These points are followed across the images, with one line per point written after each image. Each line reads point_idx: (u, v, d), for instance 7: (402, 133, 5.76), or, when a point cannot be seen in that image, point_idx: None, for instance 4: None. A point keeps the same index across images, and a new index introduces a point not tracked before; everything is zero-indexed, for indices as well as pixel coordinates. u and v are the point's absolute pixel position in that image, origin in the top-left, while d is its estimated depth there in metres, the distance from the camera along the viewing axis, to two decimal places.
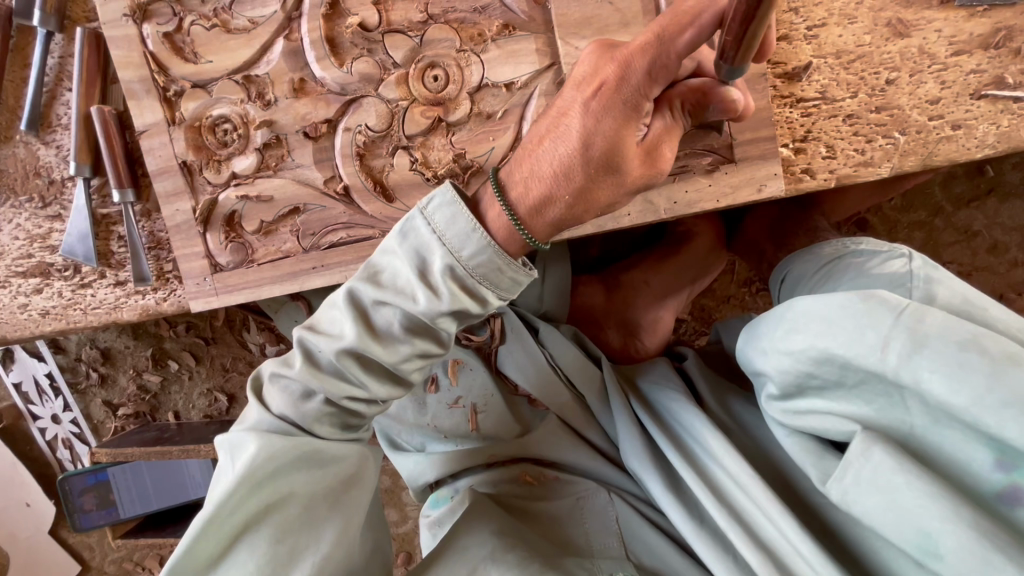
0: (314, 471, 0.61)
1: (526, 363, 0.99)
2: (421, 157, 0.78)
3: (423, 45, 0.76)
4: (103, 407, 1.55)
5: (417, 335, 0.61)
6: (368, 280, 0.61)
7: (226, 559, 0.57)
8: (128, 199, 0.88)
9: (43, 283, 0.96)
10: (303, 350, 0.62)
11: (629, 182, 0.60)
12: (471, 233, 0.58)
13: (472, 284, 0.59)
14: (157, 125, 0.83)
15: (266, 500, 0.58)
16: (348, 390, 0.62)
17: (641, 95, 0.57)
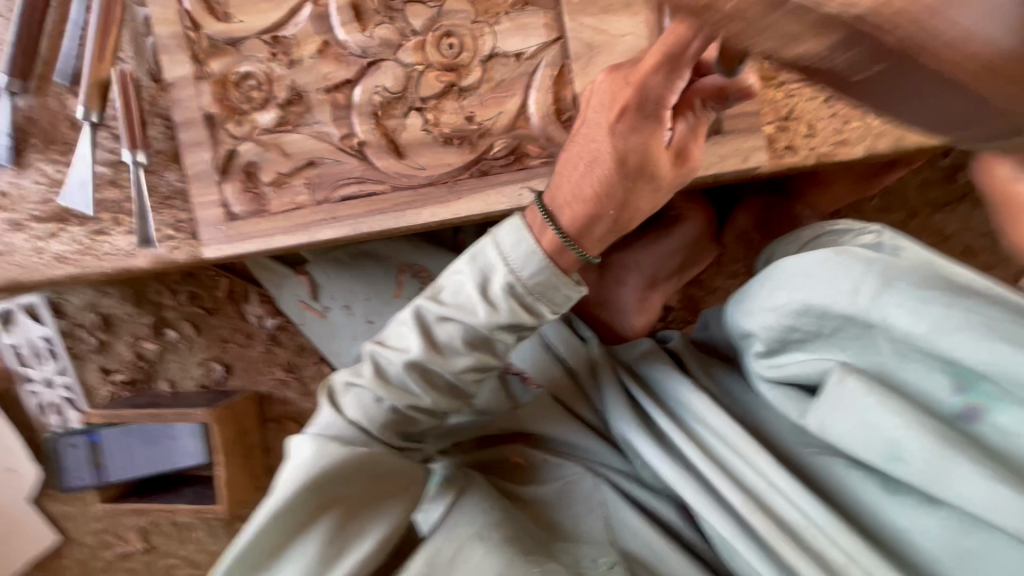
0: (369, 479, 0.68)
1: (523, 357, 1.05)
2: (433, 119, 0.84)
3: (440, 15, 0.82)
4: (97, 373, 1.57)
5: (477, 348, 0.71)
6: (434, 300, 0.72)
7: (281, 553, 0.64)
8: (142, 163, 0.93)
9: (60, 228, 1.00)
10: (374, 364, 0.73)
11: (664, 185, 0.70)
12: (529, 256, 0.68)
13: (528, 300, 0.69)
14: (186, 79, 0.88)
15: (322, 505, 0.65)
16: (413, 399, 0.72)
17: (657, 108, 0.65)
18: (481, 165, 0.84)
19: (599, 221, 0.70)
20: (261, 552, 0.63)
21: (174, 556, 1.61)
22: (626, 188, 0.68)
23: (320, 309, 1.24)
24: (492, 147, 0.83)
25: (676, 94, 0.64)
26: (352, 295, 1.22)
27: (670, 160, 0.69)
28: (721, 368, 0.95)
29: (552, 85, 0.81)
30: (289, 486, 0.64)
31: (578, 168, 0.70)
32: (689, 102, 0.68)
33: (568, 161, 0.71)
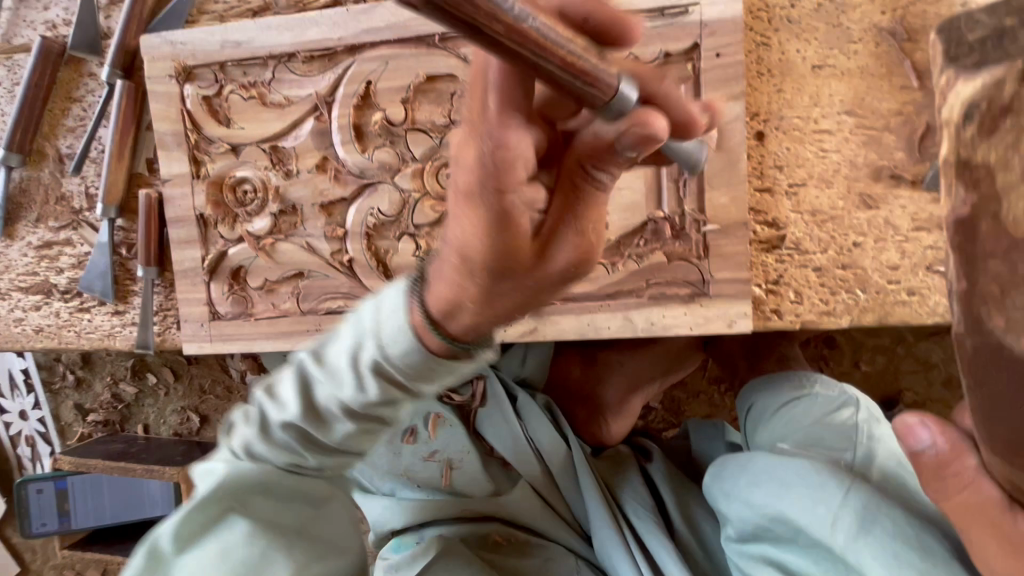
0: (293, 497, 0.57)
1: (509, 442, 1.04)
2: (425, 245, 0.84)
3: (441, 145, 0.82)
4: (73, 410, 1.55)
5: (352, 422, 0.53)
6: (315, 352, 0.54)
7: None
8: (156, 274, 0.93)
9: (42, 301, 0.99)
10: (247, 411, 0.56)
11: (537, 295, 0.44)
12: (402, 329, 0.48)
13: (404, 383, 0.50)
14: (182, 176, 0.88)
15: (207, 562, 0.51)
16: (275, 479, 0.55)
17: (499, 184, 0.36)
18: None
19: (463, 314, 0.45)
20: None
21: None
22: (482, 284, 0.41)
23: None
24: None
25: (520, 149, 0.35)
26: None
27: (540, 261, 0.42)
28: (686, 483, 1.09)
29: None
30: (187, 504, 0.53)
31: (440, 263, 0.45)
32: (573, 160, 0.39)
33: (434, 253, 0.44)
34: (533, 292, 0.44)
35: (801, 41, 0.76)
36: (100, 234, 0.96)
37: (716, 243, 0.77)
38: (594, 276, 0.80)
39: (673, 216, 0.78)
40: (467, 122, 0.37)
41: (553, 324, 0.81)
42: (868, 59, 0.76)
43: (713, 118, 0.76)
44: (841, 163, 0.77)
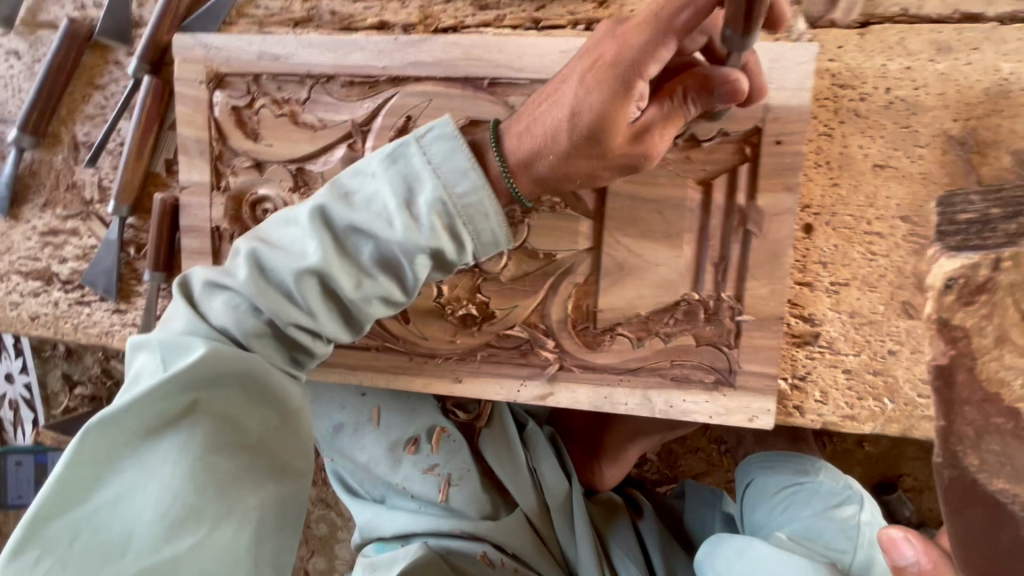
0: (258, 399, 0.63)
1: (511, 465, 1.09)
2: (447, 293, 0.81)
3: None
4: (61, 380, 1.53)
5: (383, 269, 0.65)
6: (340, 199, 0.64)
7: (143, 459, 0.57)
8: (158, 280, 0.90)
9: (42, 288, 0.95)
10: (256, 263, 0.64)
11: (610, 159, 0.63)
12: (464, 172, 0.63)
13: (454, 223, 0.63)
14: (202, 185, 0.85)
15: (176, 445, 0.57)
16: (294, 316, 0.65)
17: (634, 74, 0.57)
18: (486, 350, 0.81)
19: (542, 161, 0.64)
20: (119, 446, 0.57)
21: None
22: (596, 115, 0.59)
23: None
24: (498, 336, 0.80)
25: (658, 62, 0.57)
26: None
27: (628, 138, 0.62)
28: (676, 547, 1.08)
29: (575, 294, 0.78)
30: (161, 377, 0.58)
31: (542, 105, 0.64)
32: (670, 88, 0.62)
33: (534, 102, 0.65)
34: (610, 157, 0.63)
35: (866, 137, 0.73)
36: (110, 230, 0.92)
37: (747, 334, 0.75)
38: (618, 348, 0.78)
39: (708, 300, 0.75)
40: (610, 44, 0.59)
41: (569, 392, 0.79)
42: (932, 166, 0.72)
43: (763, 207, 0.73)
44: (889, 268, 0.74)
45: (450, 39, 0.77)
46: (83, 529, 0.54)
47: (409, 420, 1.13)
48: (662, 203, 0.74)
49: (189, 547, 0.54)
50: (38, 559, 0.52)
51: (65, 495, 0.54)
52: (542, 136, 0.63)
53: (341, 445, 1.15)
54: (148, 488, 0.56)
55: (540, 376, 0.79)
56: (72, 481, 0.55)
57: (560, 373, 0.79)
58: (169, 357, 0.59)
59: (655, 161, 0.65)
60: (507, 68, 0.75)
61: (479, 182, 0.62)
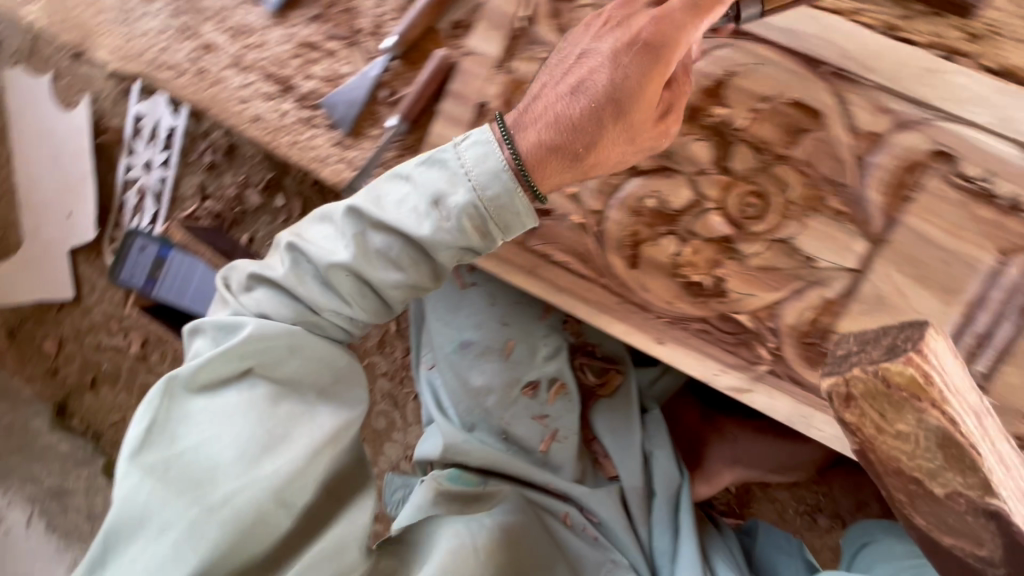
0: (308, 362, 0.79)
1: (622, 442, 1.09)
2: (687, 255, 0.79)
3: (764, 172, 0.76)
4: (194, 187, 1.55)
5: (410, 251, 0.73)
6: (373, 204, 0.73)
7: (222, 402, 0.75)
8: (399, 131, 0.89)
9: (277, 94, 0.95)
10: (294, 255, 0.77)
11: (637, 142, 0.73)
12: (495, 176, 0.69)
13: (484, 223, 0.71)
14: (487, 57, 0.83)
15: (239, 409, 0.75)
16: (331, 303, 0.77)
17: (667, 47, 0.68)
18: (701, 325, 0.79)
19: (568, 156, 0.71)
20: (197, 402, 0.75)
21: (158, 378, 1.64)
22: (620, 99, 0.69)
23: (463, 284, 1.17)
24: (722, 316, 0.79)
25: (687, 39, 0.68)
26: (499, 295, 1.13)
27: (653, 126, 0.72)
28: None
29: (817, 307, 0.76)
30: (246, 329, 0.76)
31: (559, 92, 0.72)
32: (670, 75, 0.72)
33: (545, 84, 0.73)
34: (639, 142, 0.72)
35: None
36: (369, 66, 0.91)
37: None
38: None
39: None
40: (639, 16, 0.70)
41: (767, 396, 0.78)
42: None
43: None
44: None
45: (813, 14, 0.73)
46: (176, 461, 0.71)
47: (536, 363, 1.14)
48: (954, 255, 0.71)
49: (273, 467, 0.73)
50: (141, 480, 0.70)
51: (166, 430, 0.73)
52: (574, 125, 0.70)
53: (460, 361, 1.15)
54: (229, 426, 0.74)
55: (744, 370, 0.79)
56: (164, 430, 0.73)
57: (766, 375, 0.78)
58: (224, 335, 0.77)
59: (666, 142, 0.76)
60: (856, 64, 0.72)
61: (508, 181, 0.69)
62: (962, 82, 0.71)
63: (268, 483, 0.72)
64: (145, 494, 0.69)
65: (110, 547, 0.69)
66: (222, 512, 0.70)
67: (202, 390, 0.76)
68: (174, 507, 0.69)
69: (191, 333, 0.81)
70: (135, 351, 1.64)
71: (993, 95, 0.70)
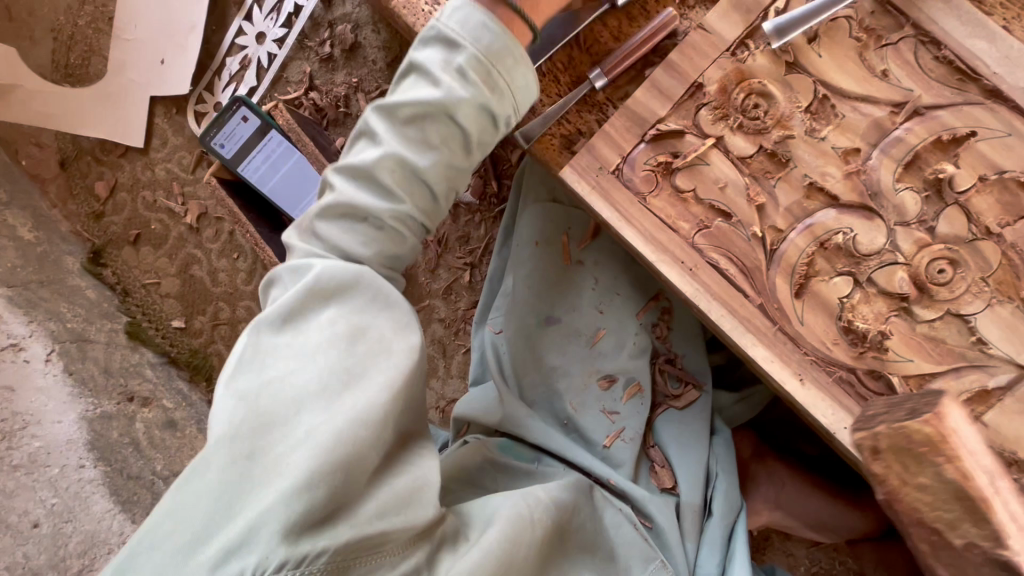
0: (379, 301, 0.73)
1: (689, 456, 1.06)
2: (856, 301, 0.76)
3: (967, 242, 0.73)
4: (303, 74, 1.48)
5: (436, 121, 0.74)
6: (385, 101, 0.75)
7: (305, 339, 0.69)
8: (596, 88, 0.84)
9: None
10: (336, 180, 0.77)
11: None
12: (480, 21, 0.72)
13: (492, 76, 0.73)
14: (719, 38, 0.78)
15: (319, 342, 0.69)
16: (374, 202, 0.74)
17: None
18: (845, 373, 0.76)
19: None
20: (276, 344, 0.70)
21: (205, 256, 1.58)
22: None
23: (571, 258, 1.12)
24: (874, 372, 0.76)
25: None
26: (610, 278, 1.11)
27: None
28: None
29: (975, 394, 0.73)
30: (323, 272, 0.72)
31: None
32: None
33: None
34: None
35: None
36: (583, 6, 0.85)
37: None
38: None
39: None
40: None
41: None
42: None
43: None
44: None
45: None
46: (259, 393, 0.65)
47: (620, 357, 1.10)
48: None
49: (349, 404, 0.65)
50: (228, 405, 0.65)
51: (251, 363, 0.68)
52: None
53: (541, 334, 1.13)
54: (311, 360, 0.67)
55: None
56: (250, 361, 0.68)
57: None
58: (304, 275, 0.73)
59: None
60: None
61: (495, 28, 0.72)
62: None
63: (349, 414, 0.64)
64: (221, 425, 0.64)
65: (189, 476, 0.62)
66: (303, 448, 0.62)
67: (282, 330, 0.71)
68: (254, 434, 0.62)
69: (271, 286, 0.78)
70: (190, 222, 1.57)
71: None
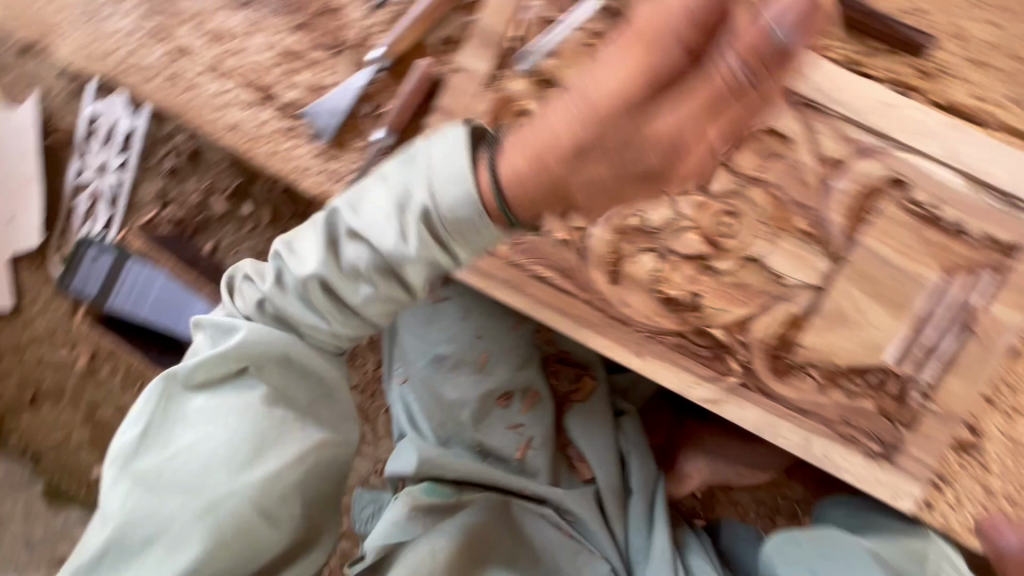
0: (296, 372, 0.81)
1: (598, 446, 1.12)
2: (665, 271, 0.83)
3: (738, 193, 0.81)
4: (154, 194, 1.47)
5: (382, 274, 0.72)
6: (348, 208, 0.71)
7: (221, 409, 0.76)
8: (385, 145, 0.89)
9: (257, 103, 0.93)
10: (275, 273, 0.76)
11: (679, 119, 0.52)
12: (460, 183, 0.63)
13: (442, 236, 0.67)
14: (477, 75, 0.84)
15: (232, 412, 0.75)
16: (308, 315, 0.77)
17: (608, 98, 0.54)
18: (677, 338, 0.83)
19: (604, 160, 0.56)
20: (190, 413, 0.77)
21: (107, 395, 1.54)
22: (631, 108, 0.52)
23: (438, 296, 1.16)
24: (700, 330, 0.83)
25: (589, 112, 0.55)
26: (480, 305, 1.15)
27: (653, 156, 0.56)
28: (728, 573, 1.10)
29: (783, 324, 0.81)
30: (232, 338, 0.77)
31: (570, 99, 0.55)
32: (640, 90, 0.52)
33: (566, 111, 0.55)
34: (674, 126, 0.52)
35: None
36: (354, 77, 0.90)
37: (923, 422, 0.80)
38: (800, 387, 0.81)
39: (903, 376, 0.79)
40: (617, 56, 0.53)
41: (738, 408, 0.83)
42: None
43: (995, 316, 0.77)
44: None
45: None
46: (168, 463, 0.73)
47: (510, 373, 1.15)
48: (905, 275, 0.78)
49: (269, 474, 0.74)
50: (130, 486, 0.71)
51: (156, 437, 0.75)
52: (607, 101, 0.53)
53: (434, 374, 1.14)
54: (222, 431, 0.75)
55: (715, 382, 0.83)
56: (158, 430, 0.75)
57: (738, 387, 0.82)
58: (219, 337, 0.78)
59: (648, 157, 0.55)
60: (824, 95, 0.78)
61: (472, 197, 0.62)
62: (917, 116, 0.76)
63: (251, 493, 0.73)
64: (118, 507, 0.71)
65: (109, 539, 0.70)
66: (204, 524, 0.71)
67: (202, 388, 0.78)
68: (169, 504, 0.71)
69: (194, 329, 0.83)
70: (82, 366, 1.54)
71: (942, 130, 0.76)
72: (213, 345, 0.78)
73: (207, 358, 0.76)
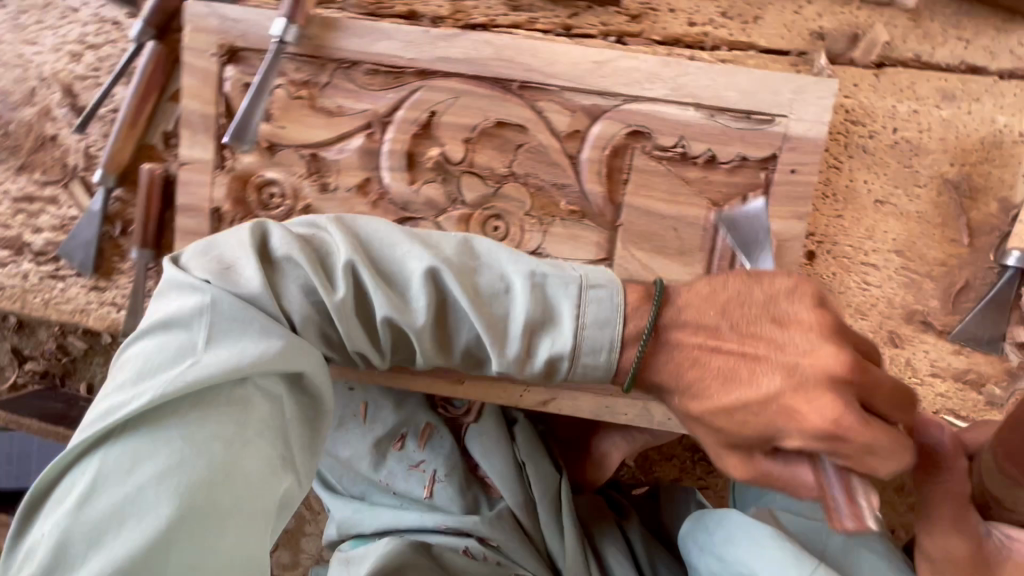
0: (294, 390, 0.62)
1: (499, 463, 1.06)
2: None
3: (495, 194, 0.78)
4: (8, 354, 1.42)
5: (473, 352, 0.64)
6: (497, 292, 0.62)
7: (202, 426, 0.55)
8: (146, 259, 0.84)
9: (11, 257, 0.88)
10: (350, 277, 0.61)
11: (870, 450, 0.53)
12: (604, 347, 0.61)
13: (556, 371, 0.62)
14: (204, 163, 0.80)
15: (218, 446, 0.55)
16: (364, 347, 0.64)
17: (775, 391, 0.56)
18: None
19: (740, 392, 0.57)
20: (168, 419, 0.55)
21: None
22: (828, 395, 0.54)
23: None
24: None
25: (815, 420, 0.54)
26: None
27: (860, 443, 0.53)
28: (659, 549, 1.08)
29: None
30: (213, 336, 0.57)
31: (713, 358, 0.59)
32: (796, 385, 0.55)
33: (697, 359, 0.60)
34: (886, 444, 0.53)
35: (871, 173, 0.77)
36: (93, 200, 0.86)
37: None
38: None
39: None
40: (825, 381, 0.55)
41: (571, 400, 0.82)
42: (930, 206, 0.77)
43: (777, 232, 0.75)
44: (881, 299, 0.79)
45: (487, 38, 0.74)
46: (122, 517, 0.51)
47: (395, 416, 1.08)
48: (679, 221, 0.76)
49: (253, 533, 0.55)
50: (90, 542, 0.50)
51: (117, 459, 0.53)
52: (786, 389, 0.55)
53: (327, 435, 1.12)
54: (214, 453, 0.54)
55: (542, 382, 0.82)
56: (125, 448, 0.53)
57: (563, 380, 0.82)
58: (217, 327, 0.57)
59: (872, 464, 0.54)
60: (537, 73, 0.74)
61: (610, 350, 0.61)
62: (633, 64, 0.73)
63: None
64: None
65: None
66: None
67: (165, 406, 0.55)
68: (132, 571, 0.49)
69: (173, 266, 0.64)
70: None
71: (661, 69, 0.73)
72: (209, 336, 0.57)
73: (207, 362, 0.56)
